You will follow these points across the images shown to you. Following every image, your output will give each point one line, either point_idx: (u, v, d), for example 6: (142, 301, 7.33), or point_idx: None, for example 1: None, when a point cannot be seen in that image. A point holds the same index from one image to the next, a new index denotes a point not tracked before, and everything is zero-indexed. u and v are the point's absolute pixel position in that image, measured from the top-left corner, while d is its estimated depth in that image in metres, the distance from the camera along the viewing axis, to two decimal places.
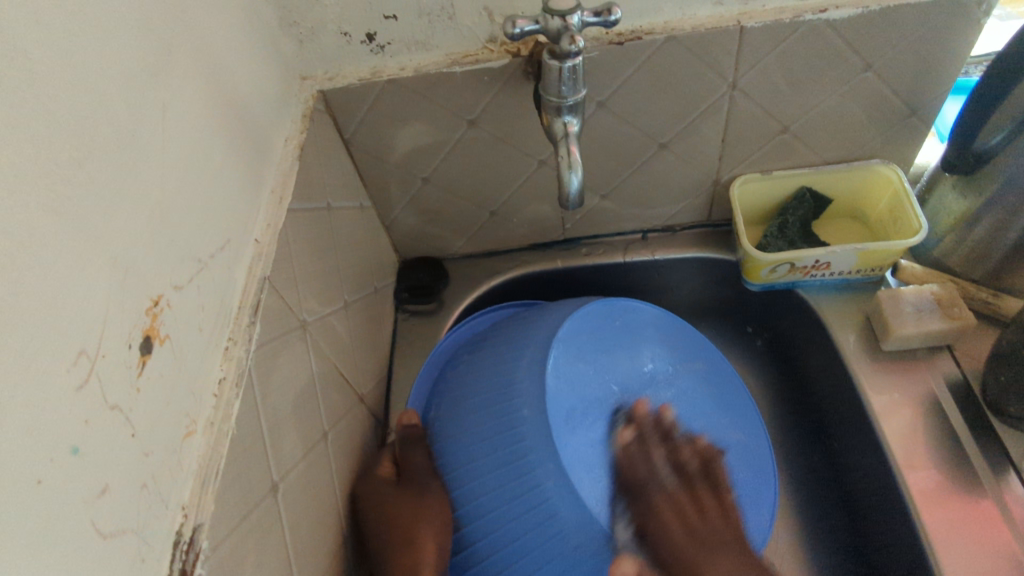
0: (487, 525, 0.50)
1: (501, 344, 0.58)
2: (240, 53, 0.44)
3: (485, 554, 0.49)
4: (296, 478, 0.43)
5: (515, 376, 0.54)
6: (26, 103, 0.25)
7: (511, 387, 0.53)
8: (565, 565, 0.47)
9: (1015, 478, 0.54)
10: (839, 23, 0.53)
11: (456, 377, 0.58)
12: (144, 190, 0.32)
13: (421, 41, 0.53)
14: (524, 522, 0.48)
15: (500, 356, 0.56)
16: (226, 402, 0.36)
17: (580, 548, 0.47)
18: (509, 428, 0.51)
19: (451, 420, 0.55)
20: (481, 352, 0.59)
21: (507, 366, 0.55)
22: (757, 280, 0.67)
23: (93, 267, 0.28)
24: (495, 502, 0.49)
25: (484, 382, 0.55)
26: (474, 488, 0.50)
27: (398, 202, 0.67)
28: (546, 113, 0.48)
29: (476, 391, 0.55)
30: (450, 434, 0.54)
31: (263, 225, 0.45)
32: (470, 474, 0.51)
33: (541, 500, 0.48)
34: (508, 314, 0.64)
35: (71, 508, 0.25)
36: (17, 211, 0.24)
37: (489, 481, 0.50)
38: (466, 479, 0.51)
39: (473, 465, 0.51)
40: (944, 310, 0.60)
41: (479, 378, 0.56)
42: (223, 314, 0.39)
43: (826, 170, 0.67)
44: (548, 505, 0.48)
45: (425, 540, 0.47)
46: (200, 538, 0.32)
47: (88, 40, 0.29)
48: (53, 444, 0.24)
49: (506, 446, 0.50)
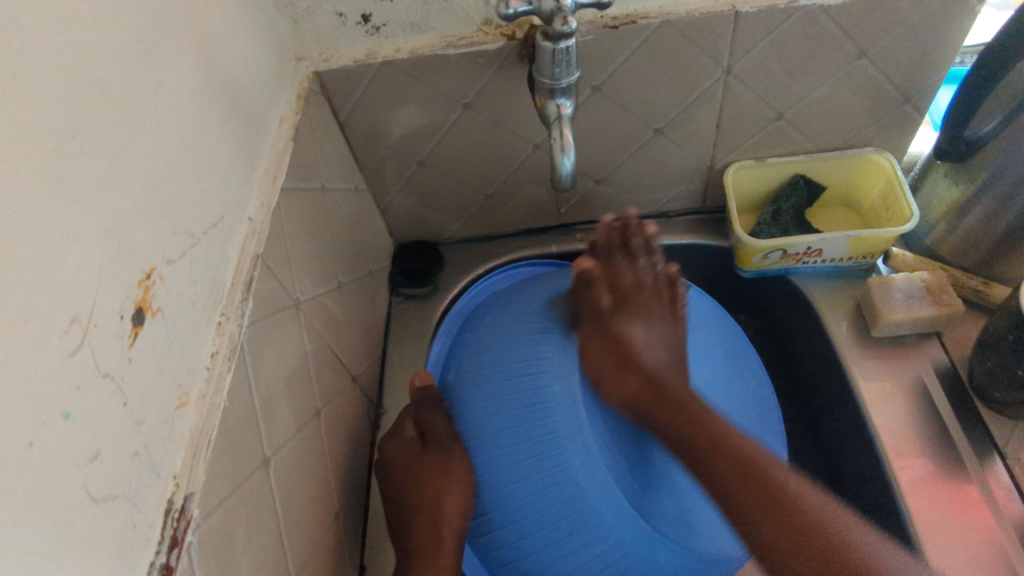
0: (510, 493, 0.50)
1: (532, 316, 0.56)
2: (235, 31, 0.44)
3: (505, 522, 0.50)
4: (288, 453, 0.44)
5: (544, 349, 0.52)
6: (17, 71, 0.25)
7: (538, 360, 0.52)
8: (586, 538, 0.48)
9: (999, 463, 0.55)
10: (834, 9, 0.53)
11: (482, 344, 0.57)
12: (136, 163, 0.32)
13: (417, 23, 0.53)
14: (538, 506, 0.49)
15: (531, 332, 0.55)
16: (218, 375, 0.37)
17: (604, 522, 0.47)
18: (538, 401, 0.50)
19: (477, 391, 0.54)
20: (503, 318, 0.58)
21: (537, 344, 0.53)
22: (749, 267, 0.67)
23: (84, 238, 0.28)
24: (517, 472, 0.50)
25: (510, 358, 0.54)
26: (497, 459, 0.50)
27: (393, 185, 0.67)
28: (540, 95, 0.49)
29: (502, 365, 0.54)
30: (475, 402, 0.54)
31: (256, 203, 0.45)
32: (492, 451, 0.51)
33: (566, 474, 0.48)
34: (534, 282, 0.62)
35: (63, 471, 0.26)
36: (9, 178, 0.24)
37: (514, 452, 0.50)
38: (486, 455, 0.51)
39: (495, 442, 0.51)
40: (933, 298, 0.60)
41: (506, 348, 0.55)
42: (216, 290, 0.39)
43: (820, 158, 0.67)
44: (573, 479, 0.48)
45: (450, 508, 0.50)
46: (191, 507, 0.33)
47: (83, 13, 0.29)
48: (45, 408, 0.25)
49: (533, 424, 0.49)
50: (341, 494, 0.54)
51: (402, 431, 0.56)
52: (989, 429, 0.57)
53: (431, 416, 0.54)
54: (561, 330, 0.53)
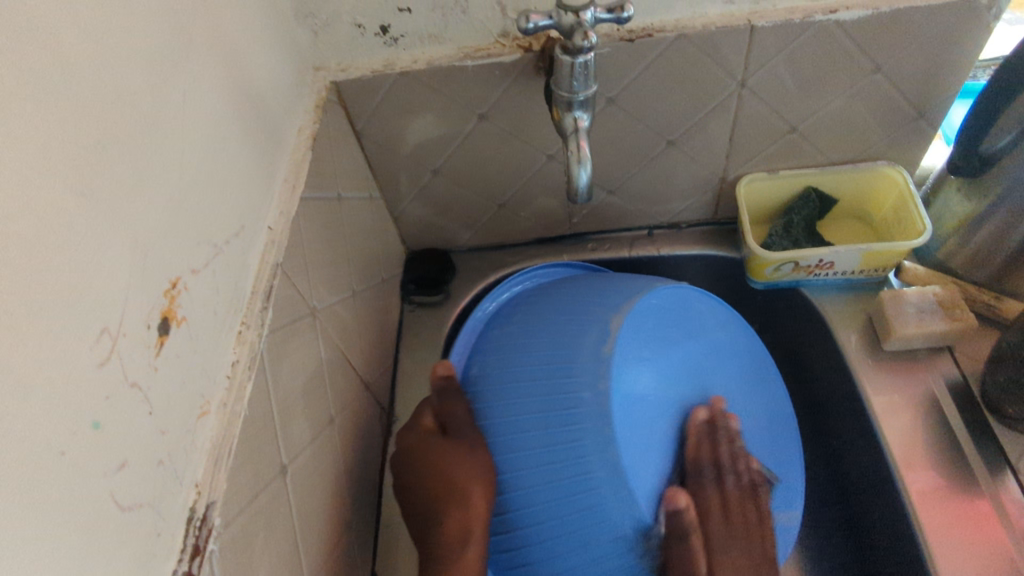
0: (528, 499, 0.49)
1: (571, 319, 0.55)
2: (257, 42, 0.45)
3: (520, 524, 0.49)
4: (304, 461, 0.44)
5: (576, 356, 0.51)
6: (53, 85, 0.26)
7: (570, 367, 0.50)
8: (603, 551, 0.47)
9: (1012, 480, 0.55)
10: (849, 24, 0.53)
11: (518, 341, 0.55)
12: (164, 173, 0.33)
13: (434, 34, 0.53)
14: (551, 509, 0.48)
15: (564, 334, 0.53)
16: (239, 384, 0.37)
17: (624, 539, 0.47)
18: (567, 409, 0.48)
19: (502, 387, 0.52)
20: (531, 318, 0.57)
21: (572, 347, 0.52)
22: (761, 278, 0.67)
23: (115, 249, 0.29)
24: (541, 479, 0.48)
25: (542, 358, 0.52)
26: (517, 463, 0.49)
27: (407, 194, 0.67)
28: (557, 108, 0.49)
29: (534, 363, 0.52)
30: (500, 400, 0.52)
31: (276, 212, 0.45)
32: (516, 453, 0.49)
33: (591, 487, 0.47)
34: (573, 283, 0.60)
35: (92, 479, 0.26)
36: (44, 191, 0.25)
37: (539, 458, 0.49)
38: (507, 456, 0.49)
39: (515, 441, 0.49)
40: (945, 312, 0.60)
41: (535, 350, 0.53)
42: (237, 299, 0.39)
43: (832, 171, 0.67)
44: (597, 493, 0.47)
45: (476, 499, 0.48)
46: (213, 515, 0.33)
47: (114, 27, 0.30)
48: (76, 417, 0.25)
49: (560, 432, 0.48)
50: (354, 502, 0.54)
51: (418, 418, 0.53)
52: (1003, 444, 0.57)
53: (453, 409, 0.53)
54: (594, 338, 0.51)
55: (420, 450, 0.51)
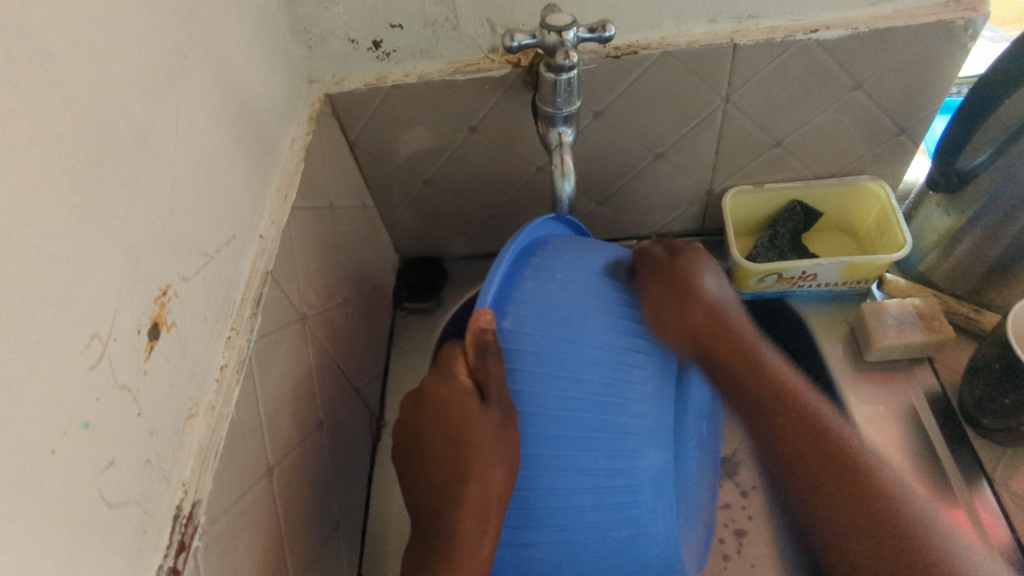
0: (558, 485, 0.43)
1: (612, 299, 0.50)
2: (252, 58, 0.47)
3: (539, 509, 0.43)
4: (290, 463, 0.46)
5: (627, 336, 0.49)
6: (51, 105, 0.27)
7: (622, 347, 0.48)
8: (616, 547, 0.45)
9: (988, 490, 0.56)
10: (829, 44, 0.54)
11: (560, 307, 0.47)
12: (156, 186, 0.34)
13: (426, 50, 0.55)
14: (578, 496, 0.43)
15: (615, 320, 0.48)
16: (227, 388, 0.38)
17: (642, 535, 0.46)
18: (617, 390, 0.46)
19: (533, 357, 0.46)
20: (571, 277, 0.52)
21: (620, 331, 0.48)
22: (745, 289, 0.68)
23: (108, 259, 0.30)
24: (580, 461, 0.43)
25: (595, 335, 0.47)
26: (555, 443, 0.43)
27: (400, 203, 0.69)
28: (542, 123, 0.50)
29: (584, 337, 0.46)
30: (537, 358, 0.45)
31: (268, 221, 0.47)
32: (558, 432, 0.43)
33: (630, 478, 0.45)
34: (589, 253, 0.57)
35: (81, 478, 0.27)
36: (40, 204, 0.26)
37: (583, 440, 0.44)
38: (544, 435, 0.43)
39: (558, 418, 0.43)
40: (925, 324, 0.62)
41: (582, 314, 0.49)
42: (227, 305, 0.41)
43: (816, 184, 0.68)
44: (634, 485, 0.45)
45: (499, 473, 0.42)
46: (198, 513, 0.34)
47: (111, 48, 0.32)
48: (66, 419, 0.27)
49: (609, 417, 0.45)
50: (341, 504, 0.55)
51: (441, 380, 0.46)
52: (979, 455, 0.58)
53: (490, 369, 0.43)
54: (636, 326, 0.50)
55: (443, 415, 0.44)
